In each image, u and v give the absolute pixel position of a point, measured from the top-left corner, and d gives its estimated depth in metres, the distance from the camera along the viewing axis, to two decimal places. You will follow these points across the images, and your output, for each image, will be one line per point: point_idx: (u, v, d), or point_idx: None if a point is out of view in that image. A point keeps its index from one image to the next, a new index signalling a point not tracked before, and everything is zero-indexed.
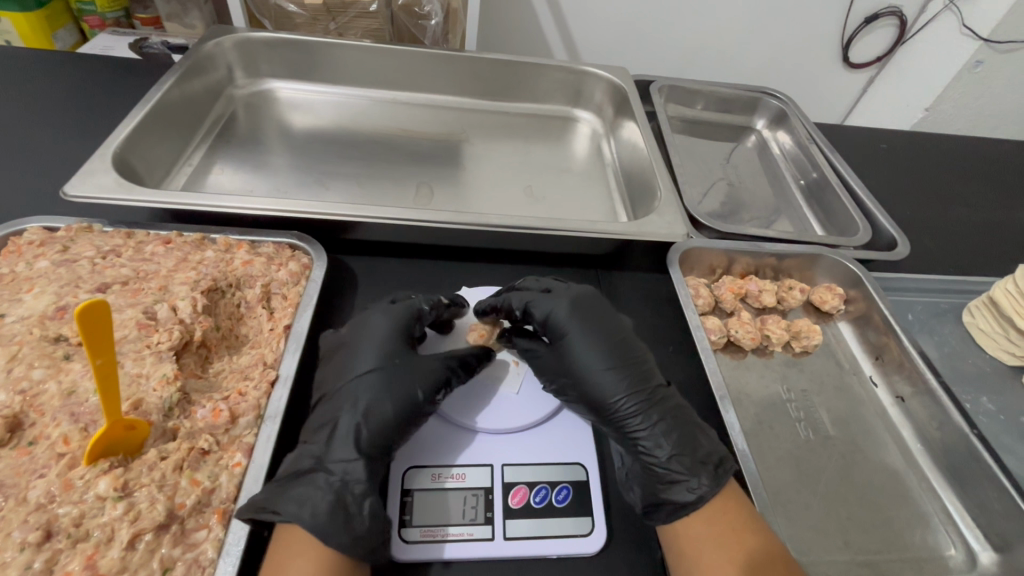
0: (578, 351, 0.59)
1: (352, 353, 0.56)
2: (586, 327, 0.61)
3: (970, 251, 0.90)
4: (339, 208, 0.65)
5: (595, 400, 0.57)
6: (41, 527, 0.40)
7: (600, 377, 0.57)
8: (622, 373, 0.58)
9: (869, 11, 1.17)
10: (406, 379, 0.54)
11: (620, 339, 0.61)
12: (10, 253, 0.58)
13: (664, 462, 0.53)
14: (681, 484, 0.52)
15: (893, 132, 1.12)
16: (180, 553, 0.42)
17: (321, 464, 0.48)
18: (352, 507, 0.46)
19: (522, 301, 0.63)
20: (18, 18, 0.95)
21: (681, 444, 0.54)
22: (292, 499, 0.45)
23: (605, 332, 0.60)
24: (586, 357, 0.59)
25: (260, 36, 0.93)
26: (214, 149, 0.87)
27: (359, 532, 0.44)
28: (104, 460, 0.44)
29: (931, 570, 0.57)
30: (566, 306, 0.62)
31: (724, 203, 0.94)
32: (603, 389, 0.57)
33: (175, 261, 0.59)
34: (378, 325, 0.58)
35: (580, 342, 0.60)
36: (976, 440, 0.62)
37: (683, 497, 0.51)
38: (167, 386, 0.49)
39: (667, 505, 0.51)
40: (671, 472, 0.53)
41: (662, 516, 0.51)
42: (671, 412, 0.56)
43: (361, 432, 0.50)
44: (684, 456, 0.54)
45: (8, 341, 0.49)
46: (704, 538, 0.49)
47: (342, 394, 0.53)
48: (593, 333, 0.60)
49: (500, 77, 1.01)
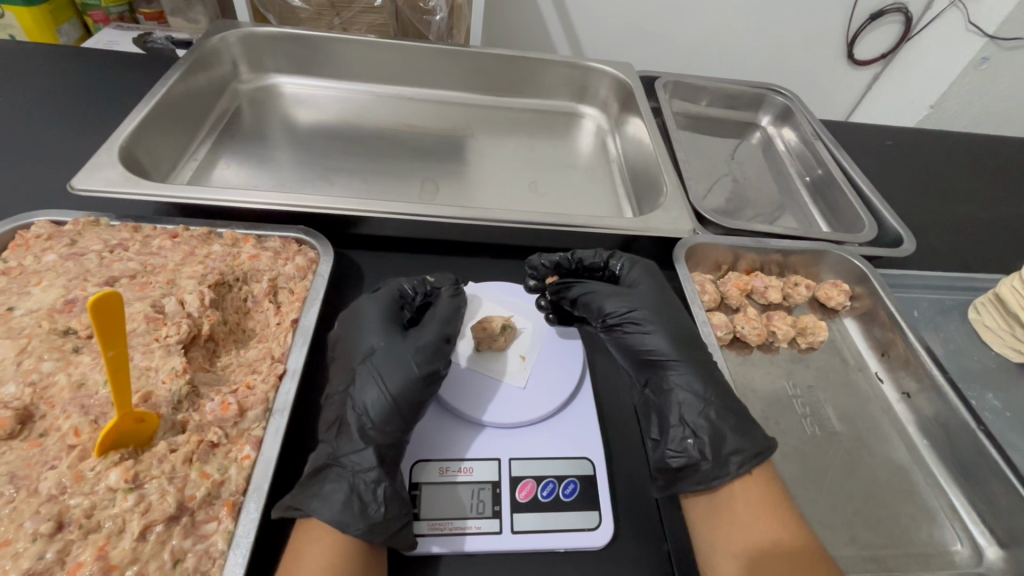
0: (643, 302, 0.63)
1: (348, 341, 0.56)
2: (658, 287, 0.65)
3: (975, 248, 0.90)
4: (345, 203, 0.65)
5: (650, 348, 0.59)
6: (52, 519, 0.40)
7: (665, 331, 0.60)
8: (677, 333, 0.61)
9: (874, 8, 1.16)
10: (393, 358, 0.54)
11: (673, 306, 0.64)
12: (18, 246, 0.58)
13: (720, 415, 0.55)
14: (739, 435, 0.53)
15: (898, 129, 1.12)
16: (190, 545, 0.42)
17: (336, 458, 0.49)
18: (367, 495, 0.46)
19: (608, 253, 0.69)
20: (22, 13, 0.94)
21: (734, 405, 0.56)
22: (312, 494, 0.46)
23: (668, 296, 0.64)
24: (654, 308, 0.62)
25: (265, 31, 0.93)
26: (220, 143, 0.87)
27: (376, 518, 0.45)
28: (115, 452, 0.44)
29: (937, 565, 0.57)
30: (640, 270, 0.67)
31: (728, 199, 0.93)
32: (669, 338, 0.60)
33: (183, 255, 0.59)
34: (359, 315, 0.58)
35: (646, 297, 0.63)
36: (982, 435, 0.62)
37: (741, 447, 0.53)
38: (176, 379, 0.49)
39: (730, 454, 0.52)
40: (727, 425, 0.54)
41: (730, 470, 0.52)
42: (714, 374, 0.59)
43: (364, 421, 0.50)
44: (737, 413, 0.55)
45: (16, 335, 0.50)
46: (723, 517, 0.50)
47: (342, 391, 0.53)
48: (657, 293, 0.64)
49: (505, 72, 1.00)
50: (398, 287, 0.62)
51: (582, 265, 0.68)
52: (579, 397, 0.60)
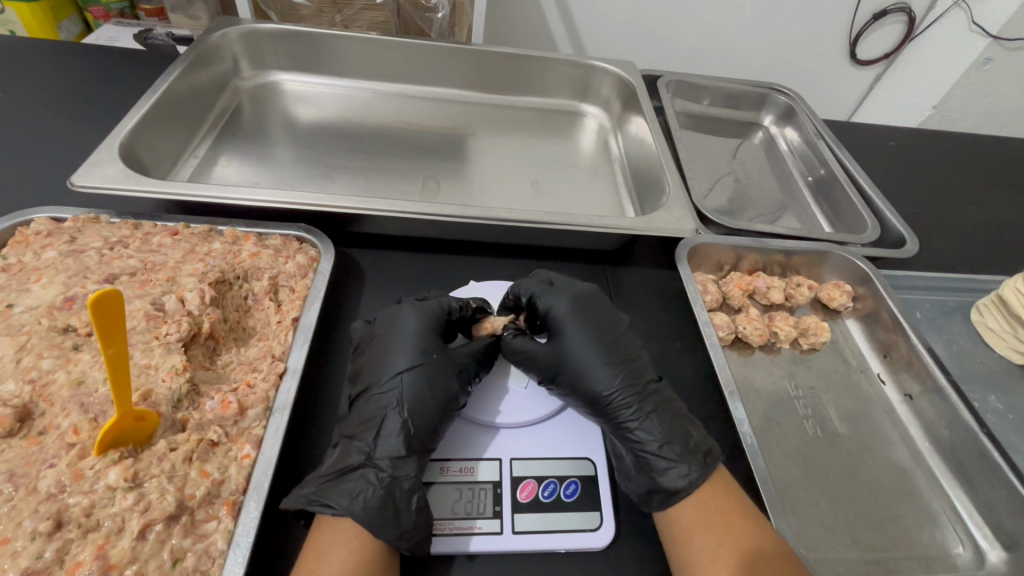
0: (577, 348, 0.60)
1: (394, 345, 0.56)
2: (583, 322, 0.62)
3: (979, 250, 0.90)
4: (347, 200, 0.65)
5: (592, 393, 0.57)
6: (51, 517, 0.40)
7: (593, 375, 0.58)
8: (621, 372, 0.58)
9: (878, 7, 1.15)
10: (448, 375, 0.55)
11: (615, 340, 0.61)
12: (17, 243, 0.58)
13: (656, 451, 0.53)
14: (668, 473, 0.52)
15: (901, 129, 1.11)
16: (190, 544, 0.42)
17: (370, 459, 0.49)
18: (401, 502, 0.46)
19: (529, 291, 0.64)
20: (22, 9, 0.94)
21: (671, 434, 0.54)
22: (343, 492, 0.46)
23: (600, 328, 0.62)
24: (583, 350, 0.60)
25: (266, 29, 0.93)
26: (220, 141, 0.86)
27: (408, 525, 0.45)
28: (114, 450, 0.44)
29: (939, 568, 0.57)
30: (568, 302, 0.63)
31: (731, 199, 0.93)
32: (596, 382, 0.57)
33: (183, 252, 0.59)
34: (412, 319, 0.58)
35: (581, 341, 0.60)
36: (986, 439, 0.61)
37: (668, 486, 0.51)
38: (176, 377, 0.49)
39: (655, 493, 0.52)
40: (663, 461, 0.53)
41: (655, 506, 0.51)
42: (661, 404, 0.57)
43: (410, 428, 0.50)
44: (673, 445, 0.54)
45: (16, 331, 0.49)
46: (739, 519, 0.49)
47: (386, 388, 0.53)
48: (588, 331, 0.61)
49: (505, 70, 1.00)
50: (447, 304, 0.61)
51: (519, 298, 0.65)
52: None
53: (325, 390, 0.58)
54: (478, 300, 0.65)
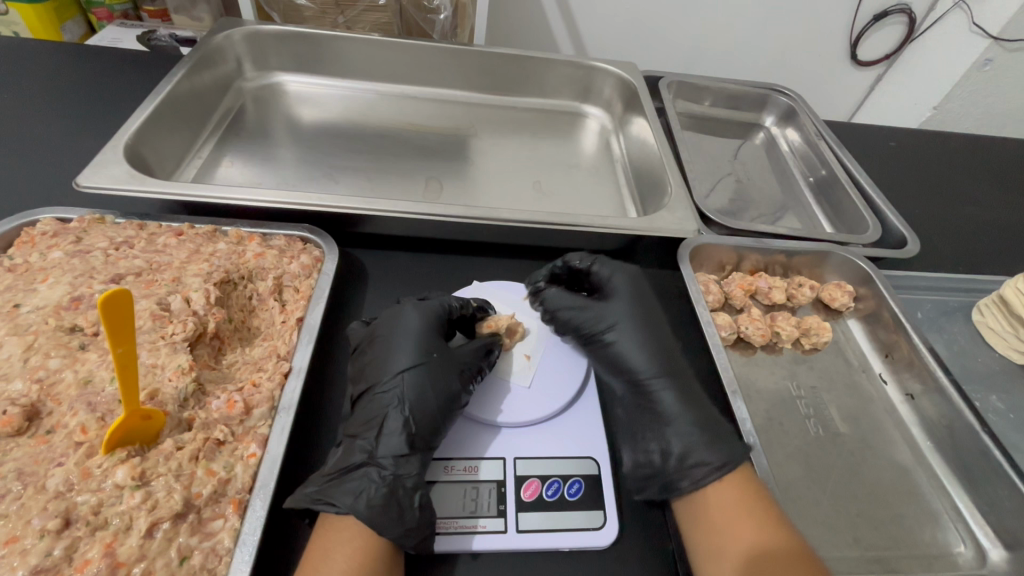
0: (626, 321, 0.65)
1: (394, 344, 0.56)
2: (634, 300, 0.67)
3: (980, 250, 0.90)
4: (351, 201, 0.65)
5: (631, 360, 0.62)
6: (60, 515, 0.40)
7: (640, 346, 0.63)
8: (659, 354, 0.62)
9: (879, 8, 1.15)
10: (451, 373, 0.55)
11: (655, 323, 0.66)
12: (23, 243, 0.58)
13: (696, 426, 0.57)
14: (708, 448, 0.55)
15: (902, 130, 1.12)
16: (197, 542, 0.42)
17: (372, 458, 0.49)
18: (404, 500, 0.46)
19: (591, 259, 0.69)
20: (27, 10, 0.94)
21: (706, 413, 0.58)
22: (347, 492, 0.46)
23: (644, 309, 0.66)
24: (632, 325, 0.65)
25: (269, 30, 0.93)
26: (223, 142, 0.87)
27: (412, 523, 0.45)
28: (122, 449, 0.44)
29: (941, 567, 0.57)
30: (625, 279, 0.68)
31: (732, 200, 0.93)
32: (641, 354, 0.62)
33: (188, 253, 0.60)
34: (412, 319, 0.59)
35: (631, 316, 0.65)
36: (987, 439, 0.62)
37: (706, 459, 0.54)
38: (182, 377, 0.49)
39: (695, 464, 0.54)
40: (702, 436, 0.56)
41: (691, 481, 0.53)
42: (692, 386, 0.61)
43: (411, 427, 0.51)
44: (709, 422, 0.57)
45: (22, 331, 0.50)
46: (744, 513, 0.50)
47: (387, 388, 0.53)
48: (636, 310, 0.66)
49: (508, 71, 1.00)
50: (447, 302, 0.62)
51: (570, 268, 0.69)
52: (587, 397, 0.61)
53: (330, 389, 0.58)
54: (478, 300, 0.65)
